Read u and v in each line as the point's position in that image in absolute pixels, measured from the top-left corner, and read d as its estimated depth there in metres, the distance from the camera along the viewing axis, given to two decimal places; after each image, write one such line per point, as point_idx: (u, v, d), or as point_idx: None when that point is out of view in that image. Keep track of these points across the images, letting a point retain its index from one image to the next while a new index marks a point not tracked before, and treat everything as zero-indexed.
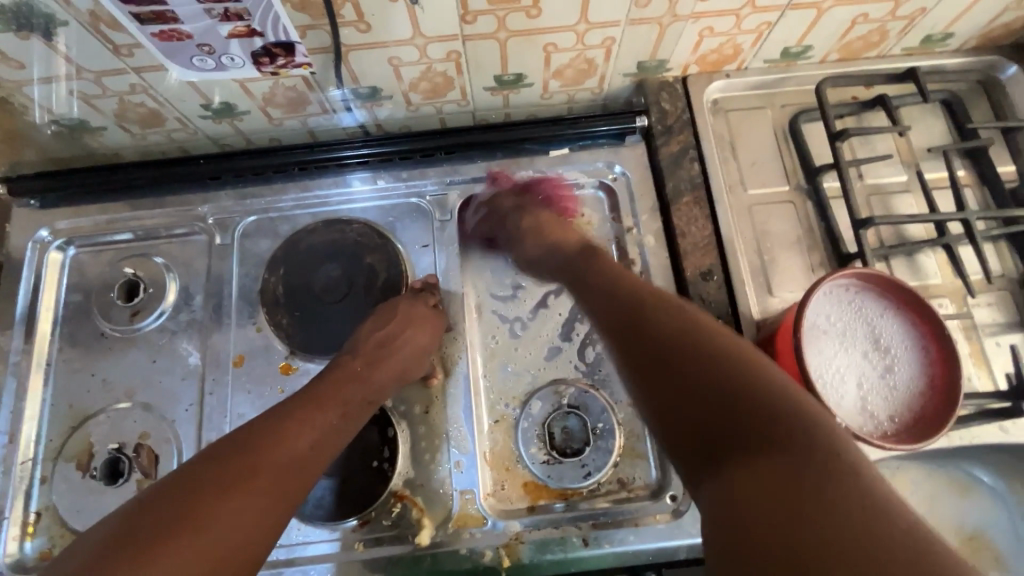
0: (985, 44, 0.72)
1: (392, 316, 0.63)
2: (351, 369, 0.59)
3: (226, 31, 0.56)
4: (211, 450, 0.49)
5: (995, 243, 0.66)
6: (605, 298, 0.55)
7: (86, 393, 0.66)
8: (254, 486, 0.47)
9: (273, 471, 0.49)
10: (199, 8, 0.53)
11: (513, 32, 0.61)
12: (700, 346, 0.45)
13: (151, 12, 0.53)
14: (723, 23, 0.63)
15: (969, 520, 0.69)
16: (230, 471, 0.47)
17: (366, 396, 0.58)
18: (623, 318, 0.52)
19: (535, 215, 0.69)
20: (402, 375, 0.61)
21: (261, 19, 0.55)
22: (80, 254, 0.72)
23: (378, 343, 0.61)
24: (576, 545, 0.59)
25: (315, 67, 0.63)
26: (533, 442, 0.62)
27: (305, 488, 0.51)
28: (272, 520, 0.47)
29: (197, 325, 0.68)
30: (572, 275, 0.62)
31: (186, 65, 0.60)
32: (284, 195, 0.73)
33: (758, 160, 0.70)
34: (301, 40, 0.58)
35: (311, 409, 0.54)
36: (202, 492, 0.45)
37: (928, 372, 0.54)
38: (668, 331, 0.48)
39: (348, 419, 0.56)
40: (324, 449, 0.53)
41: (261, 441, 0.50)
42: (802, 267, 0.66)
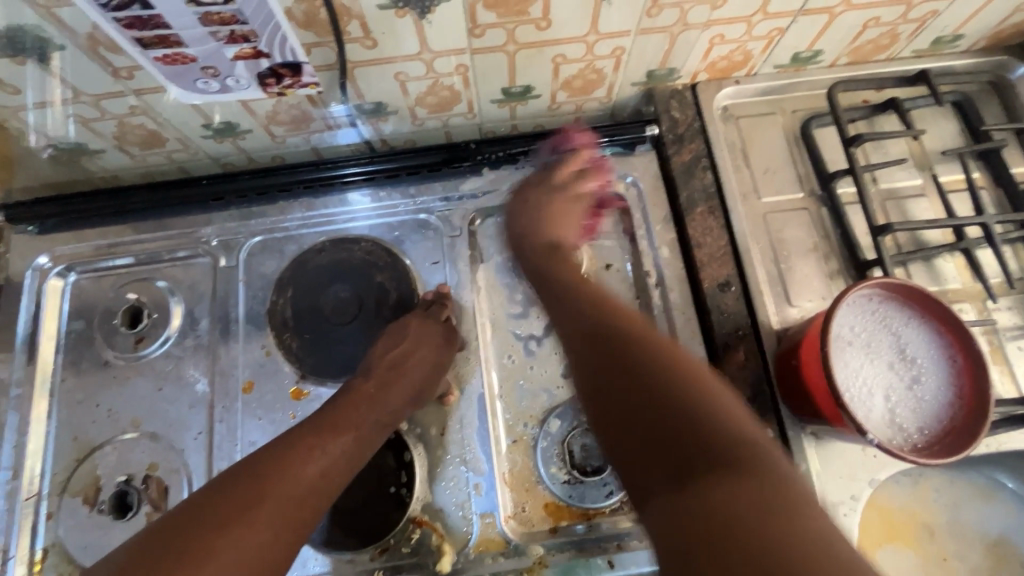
0: (995, 45, 0.72)
1: (403, 335, 0.61)
2: (363, 392, 0.57)
3: (231, 53, 0.54)
4: (219, 481, 0.48)
5: (1013, 245, 0.66)
6: (563, 305, 0.54)
7: (91, 425, 0.64)
8: (258, 517, 0.46)
9: (280, 500, 0.48)
10: (204, 31, 0.52)
11: (522, 44, 0.60)
12: (665, 361, 0.44)
13: (154, 36, 0.52)
14: (734, 31, 0.62)
15: (993, 526, 0.68)
16: (235, 501, 0.46)
17: (380, 418, 0.57)
18: (579, 332, 0.50)
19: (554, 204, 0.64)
20: (417, 396, 0.60)
21: (268, 40, 0.54)
22: (81, 280, 0.70)
23: (390, 363, 0.60)
24: (600, 567, 0.57)
25: (323, 86, 0.61)
26: (553, 461, 0.61)
27: (314, 517, 0.50)
28: (276, 552, 0.46)
29: (204, 349, 0.66)
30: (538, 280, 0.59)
31: (189, 87, 0.59)
32: (289, 215, 0.71)
33: (770, 167, 0.69)
34: (308, 59, 0.57)
35: (324, 435, 0.53)
36: (204, 526, 0.44)
37: (956, 382, 0.53)
38: (628, 340, 0.47)
39: (361, 444, 0.55)
40: (335, 477, 0.52)
41: (269, 470, 0.49)
42: (821, 275, 0.65)
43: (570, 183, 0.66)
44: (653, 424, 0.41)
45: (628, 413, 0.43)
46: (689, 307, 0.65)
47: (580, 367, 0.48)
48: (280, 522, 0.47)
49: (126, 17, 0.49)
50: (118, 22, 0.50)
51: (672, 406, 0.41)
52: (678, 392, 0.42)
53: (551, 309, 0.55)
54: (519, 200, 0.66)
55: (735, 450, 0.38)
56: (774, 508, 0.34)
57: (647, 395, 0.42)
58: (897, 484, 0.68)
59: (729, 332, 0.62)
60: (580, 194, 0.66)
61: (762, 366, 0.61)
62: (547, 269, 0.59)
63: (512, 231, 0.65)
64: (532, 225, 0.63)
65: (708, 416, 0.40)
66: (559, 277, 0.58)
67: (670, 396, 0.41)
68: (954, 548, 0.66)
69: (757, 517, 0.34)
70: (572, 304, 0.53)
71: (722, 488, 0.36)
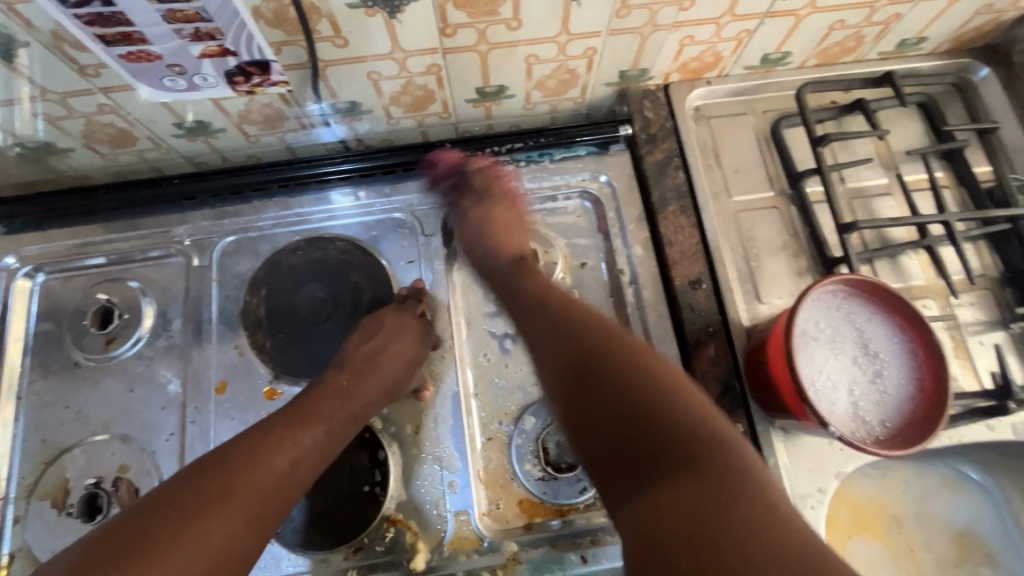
0: (958, 47, 0.74)
1: (378, 328, 0.62)
2: (336, 384, 0.57)
3: (198, 51, 0.54)
4: (187, 472, 0.48)
5: (974, 243, 0.68)
6: (536, 314, 0.55)
7: (60, 427, 0.64)
8: (224, 509, 0.46)
9: (248, 492, 0.47)
10: (168, 28, 0.51)
11: (493, 44, 0.60)
12: (630, 366, 0.46)
13: (118, 34, 0.51)
14: (703, 32, 0.63)
15: (959, 517, 0.69)
16: (200, 494, 0.46)
17: (353, 410, 0.57)
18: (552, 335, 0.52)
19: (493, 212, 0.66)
20: (391, 389, 0.60)
21: (234, 38, 0.53)
22: (50, 280, 0.69)
23: (364, 356, 0.59)
24: (574, 563, 0.58)
25: (292, 84, 0.61)
26: (527, 458, 0.61)
27: (283, 509, 0.50)
28: (246, 543, 0.46)
29: (176, 350, 0.66)
30: (508, 293, 0.61)
31: (156, 85, 0.58)
32: (263, 214, 0.71)
33: (741, 167, 0.70)
34: (276, 58, 0.57)
35: (294, 427, 0.53)
36: (171, 516, 0.44)
37: (917, 375, 0.54)
38: (598, 346, 0.49)
39: (333, 436, 0.55)
40: (305, 469, 0.52)
41: (239, 462, 0.49)
42: (790, 273, 0.66)
43: (498, 195, 0.68)
44: (620, 429, 0.43)
45: (595, 419, 0.45)
46: (661, 304, 0.66)
47: (552, 373, 0.50)
48: (249, 514, 0.47)
49: (87, 13, 0.49)
50: (79, 19, 0.49)
51: (636, 411, 0.43)
52: (642, 398, 0.44)
53: (523, 318, 0.57)
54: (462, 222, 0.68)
55: (693, 453, 0.40)
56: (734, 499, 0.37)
57: (613, 402, 0.44)
58: (866, 477, 0.69)
59: (701, 329, 0.63)
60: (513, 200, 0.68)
61: (732, 362, 0.62)
62: (518, 277, 0.61)
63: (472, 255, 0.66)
64: (489, 245, 0.64)
65: (672, 417, 0.42)
66: (531, 285, 0.60)
67: (637, 400, 0.44)
68: (922, 539, 0.68)
69: (718, 507, 0.37)
70: (547, 311, 0.55)
71: (686, 480, 0.39)
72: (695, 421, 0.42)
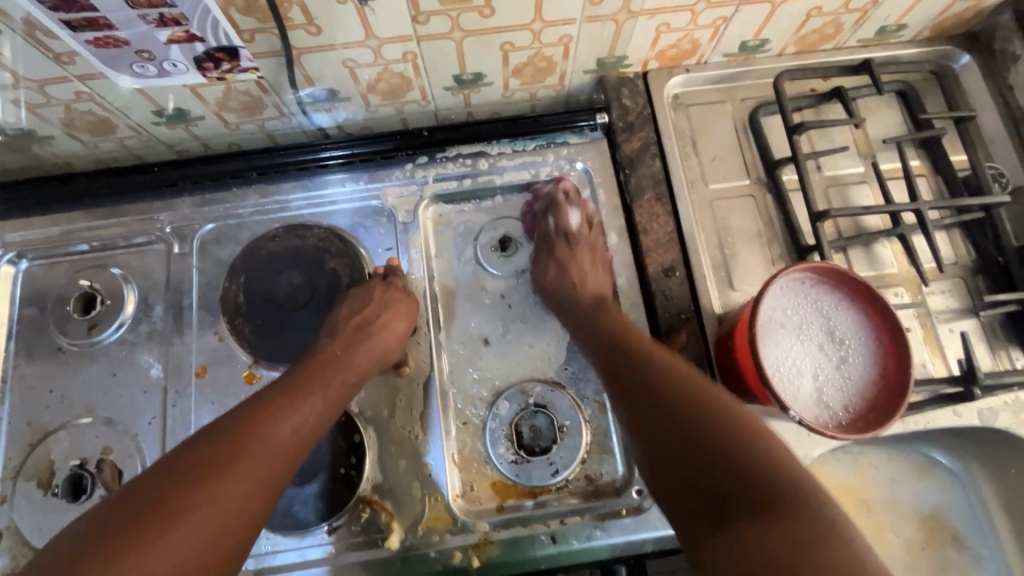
0: (939, 34, 0.73)
1: (368, 300, 0.62)
2: (329, 353, 0.58)
3: (164, 37, 0.55)
4: (191, 441, 0.48)
5: (948, 231, 0.68)
6: (613, 364, 0.56)
7: (45, 410, 0.65)
8: (234, 474, 0.46)
9: (256, 457, 0.48)
10: (133, 13, 0.52)
11: (468, 31, 0.60)
12: (722, 419, 0.46)
13: (83, 19, 0.52)
14: (678, 19, 0.63)
15: (927, 500, 0.71)
16: (207, 460, 0.46)
17: (348, 378, 0.57)
18: (624, 371, 0.54)
19: (562, 251, 0.67)
20: (382, 358, 0.60)
21: (200, 24, 0.54)
22: (34, 267, 0.70)
23: (356, 326, 0.60)
24: (544, 543, 0.59)
25: (262, 71, 0.61)
26: (501, 442, 0.62)
27: (289, 474, 0.50)
28: (256, 504, 0.47)
29: (158, 336, 0.67)
30: (585, 329, 0.61)
31: (127, 71, 0.59)
32: (243, 202, 0.71)
33: (718, 155, 0.71)
34: (244, 44, 0.57)
35: (292, 396, 0.53)
36: (180, 483, 0.44)
37: (882, 361, 0.55)
38: (683, 399, 0.49)
39: (332, 402, 0.55)
40: (306, 436, 0.52)
41: (241, 430, 0.49)
42: (763, 260, 0.67)
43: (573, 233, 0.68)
44: (695, 482, 0.44)
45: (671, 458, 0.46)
46: (635, 291, 0.67)
47: (631, 418, 0.51)
48: (259, 477, 0.48)
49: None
50: (43, 5, 0.50)
51: (721, 459, 0.43)
52: (723, 449, 0.44)
53: (603, 365, 0.57)
54: (541, 251, 0.68)
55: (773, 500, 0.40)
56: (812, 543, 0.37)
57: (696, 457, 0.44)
58: (837, 462, 0.70)
59: (672, 315, 0.64)
60: (594, 240, 0.68)
61: (704, 348, 0.63)
62: (592, 321, 0.61)
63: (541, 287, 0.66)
64: (562, 286, 0.65)
65: (749, 460, 0.43)
66: (605, 329, 0.59)
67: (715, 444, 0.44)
68: (890, 522, 0.69)
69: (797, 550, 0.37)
70: (620, 360, 0.55)
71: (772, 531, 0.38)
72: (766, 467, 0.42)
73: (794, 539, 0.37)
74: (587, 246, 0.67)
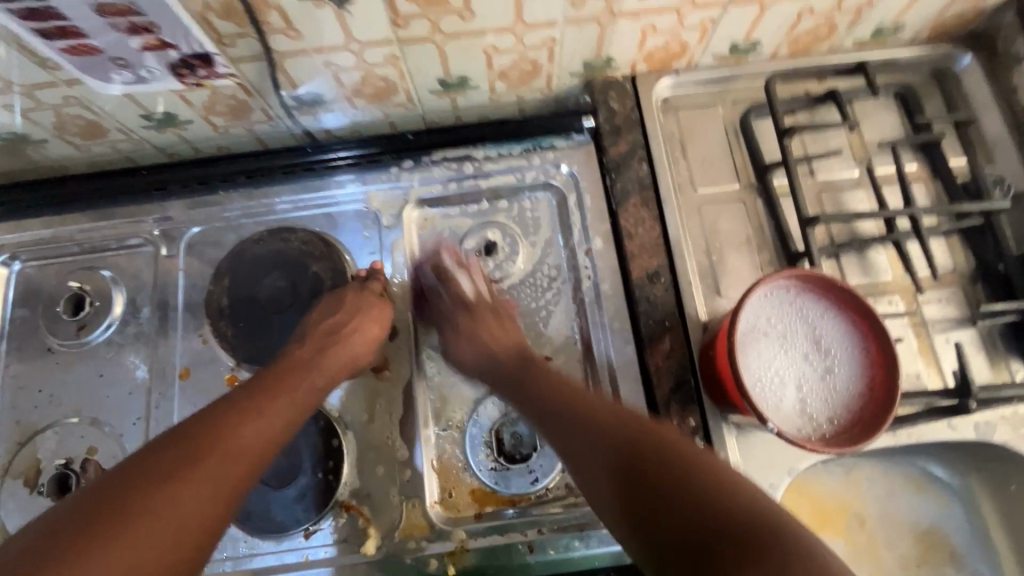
0: (939, 34, 0.71)
1: (340, 305, 0.63)
2: (298, 359, 0.58)
3: (137, 44, 0.55)
4: (157, 441, 0.48)
5: (946, 238, 0.66)
6: (539, 407, 0.57)
7: (33, 410, 0.66)
8: (197, 475, 0.46)
9: (220, 457, 0.48)
10: (103, 22, 0.52)
11: (449, 35, 0.60)
12: (670, 459, 0.47)
13: (54, 28, 0.52)
14: (664, 21, 0.62)
15: (923, 516, 0.68)
16: (170, 461, 0.46)
17: (315, 382, 0.58)
18: (555, 414, 0.55)
19: (471, 316, 0.65)
20: (353, 362, 0.61)
21: (172, 32, 0.54)
22: (27, 267, 0.72)
23: (327, 330, 0.61)
24: (521, 553, 0.58)
25: (238, 77, 0.62)
26: (480, 449, 0.62)
27: (255, 475, 0.50)
28: (219, 505, 0.47)
29: (145, 337, 0.68)
30: (505, 381, 0.61)
31: (103, 78, 0.59)
32: (231, 205, 0.72)
33: (708, 159, 0.69)
34: (218, 51, 0.57)
35: (258, 400, 0.53)
36: (142, 482, 0.45)
37: (868, 371, 0.53)
38: (618, 436, 0.51)
39: (299, 407, 0.56)
40: (274, 439, 0.53)
41: (207, 432, 0.49)
42: (751, 267, 0.65)
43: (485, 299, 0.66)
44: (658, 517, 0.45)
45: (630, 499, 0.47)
46: (619, 297, 0.66)
47: (578, 467, 0.52)
48: (223, 478, 0.48)
49: (20, 9, 0.50)
50: (14, 14, 0.50)
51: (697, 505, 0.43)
52: (670, 481, 0.46)
53: (526, 406, 0.58)
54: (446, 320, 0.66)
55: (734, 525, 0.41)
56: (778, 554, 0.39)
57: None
58: (829, 474, 0.68)
59: (656, 322, 0.63)
60: (500, 302, 0.67)
61: (687, 356, 0.62)
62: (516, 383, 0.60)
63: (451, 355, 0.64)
64: (478, 352, 0.62)
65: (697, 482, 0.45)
66: (573, 404, 0.55)
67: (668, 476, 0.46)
68: (884, 537, 0.67)
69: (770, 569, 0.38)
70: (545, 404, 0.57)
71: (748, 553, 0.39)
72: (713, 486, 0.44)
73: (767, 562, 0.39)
74: (504, 312, 0.66)
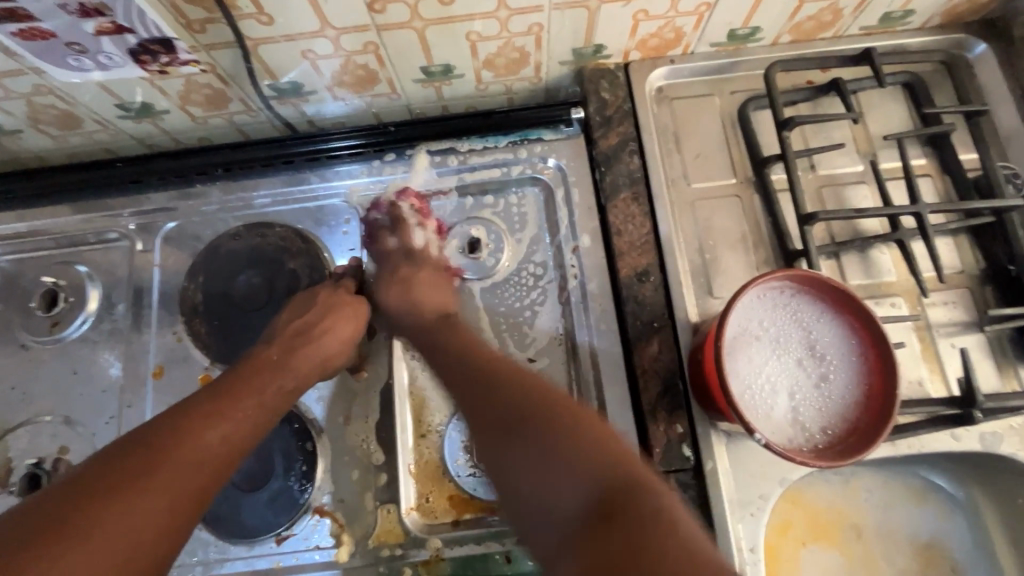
0: (952, 21, 0.67)
1: (311, 304, 0.60)
2: (266, 358, 0.55)
3: (90, 28, 0.53)
4: (109, 449, 0.45)
5: (954, 237, 0.62)
6: (452, 368, 0.54)
7: (6, 407, 0.64)
8: (150, 485, 0.43)
9: (176, 466, 0.45)
10: (52, 4, 0.50)
11: (429, 20, 0.57)
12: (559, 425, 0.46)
13: (1, 10, 0.50)
14: (657, 6, 0.59)
15: (924, 528, 0.65)
16: (121, 471, 0.43)
17: (284, 385, 0.54)
18: (459, 377, 0.53)
19: (407, 267, 0.63)
20: (324, 363, 0.58)
21: (125, 16, 0.51)
22: (3, 261, 0.70)
23: (296, 330, 0.58)
24: (499, 563, 0.56)
25: (205, 63, 0.59)
26: (459, 453, 0.59)
27: (216, 484, 0.47)
28: (174, 518, 0.43)
29: (119, 334, 0.66)
30: (424, 341, 0.58)
31: (61, 65, 0.57)
32: (209, 198, 0.70)
33: (703, 152, 0.66)
34: (178, 36, 0.55)
35: (221, 403, 0.50)
36: (88, 495, 0.41)
37: (866, 379, 0.50)
38: (513, 398, 0.49)
39: (265, 410, 0.52)
40: (238, 445, 0.49)
41: (164, 438, 0.46)
42: (746, 266, 0.62)
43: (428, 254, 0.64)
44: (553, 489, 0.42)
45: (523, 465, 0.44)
46: (607, 297, 0.63)
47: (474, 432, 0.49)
48: (180, 488, 0.44)
49: None
50: None
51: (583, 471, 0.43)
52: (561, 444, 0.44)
53: (440, 365, 0.55)
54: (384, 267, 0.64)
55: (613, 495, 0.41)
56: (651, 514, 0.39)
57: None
58: (826, 483, 0.65)
59: (644, 324, 0.60)
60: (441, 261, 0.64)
61: (677, 359, 0.59)
62: (434, 336, 0.58)
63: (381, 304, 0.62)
64: (406, 307, 0.61)
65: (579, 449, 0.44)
66: (472, 365, 0.54)
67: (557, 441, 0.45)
68: (882, 550, 0.64)
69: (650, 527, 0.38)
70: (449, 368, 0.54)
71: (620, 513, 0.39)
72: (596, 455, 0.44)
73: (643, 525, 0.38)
74: (444, 273, 0.64)
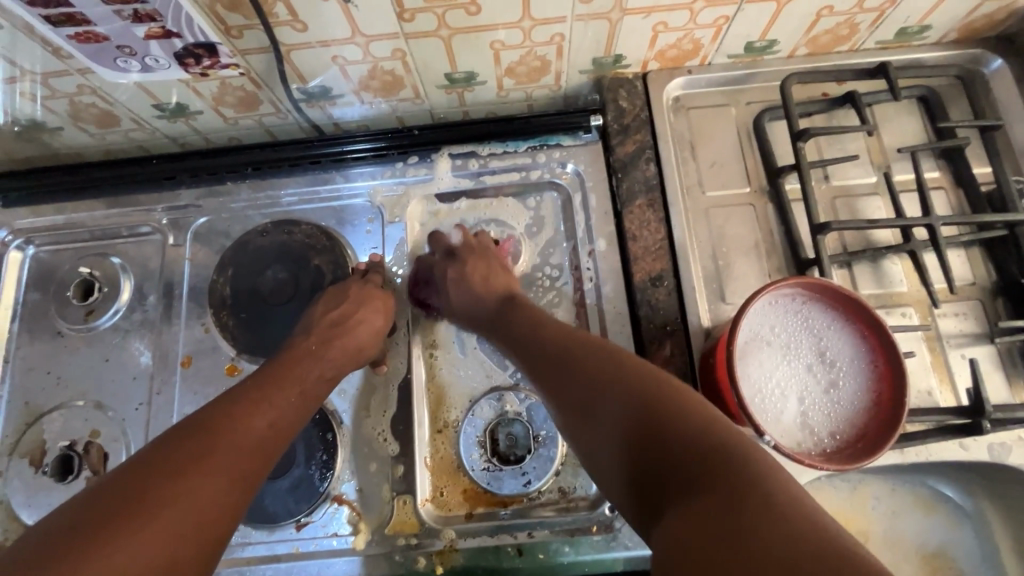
0: (968, 37, 0.68)
1: (344, 297, 0.63)
2: (305, 348, 0.58)
3: (141, 32, 0.56)
4: (164, 437, 0.47)
5: (966, 249, 0.63)
6: (527, 333, 0.57)
7: (42, 391, 0.67)
8: (210, 467, 0.45)
9: (231, 449, 0.47)
10: (108, 9, 0.53)
11: (455, 29, 0.59)
12: (642, 386, 0.45)
13: (61, 14, 0.53)
14: (677, 18, 0.60)
15: (932, 537, 0.66)
16: (182, 455, 0.45)
17: (324, 371, 0.58)
18: (537, 344, 0.56)
19: (471, 263, 0.65)
20: (354, 356, 0.60)
21: (174, 20, 0.54)
22: (41, 252, 0.73)
23: (332, 321, 0.61)
24: (510, 555, 0.58)
25: (242, 67, 0.62)
26: (473, 448, 0.61)
27: (266, 466, 0.50)
28: (234, 496, 0.46)
29: (149, 324, 0.69)
30: (493, 330, 0.61)
31: (110, 66, 0.60)
32: (238, 196, 0.72)
33: (718, 161, 0.68)
34: (222, 41, 0.57)
35: (266, 391, 0.53)
36: (154, 477, 0.43)
37: (876, 387, 0.51)
38: (588, 362, 0.50)
39: (305, 399, 0.55)
40: (282, 430, 0.52)
41: (216, 424, 0.48)
42: (758, 273, 0.64)
43: (477, 240, 0.68)
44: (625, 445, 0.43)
45: (597, 427, 0.46)
46: (621, 300, 0.65)
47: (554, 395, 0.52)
48: (236, 468, 0.47)
49: None
50: None
51: (661, 433, 0.41)
52: (637, 399, 0.44)
53: (512, 339, 0.59)
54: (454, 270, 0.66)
55: (702, 460, 0.38)
56: (747, 493, 0.35)
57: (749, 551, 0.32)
58: (833, 489, 0.66)
59: (657, 327, 0.62)
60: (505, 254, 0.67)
61: (687, 362, 0.61)
62: (503, 319, 0.61)
63: (453, 306, 0.65)
64: (469, 296, 0.63)
65: (662, 410, 0.42)
66: (547, 334, 0.56)
67: (638, 399, 0.44)
68: (889, 557, 0.65)
69: (732, 512, 0.34)
70: (532, 331, 0.57)
71: (709, 493, 0.36)
72: (683, 423, 0.41)
73: (736, 504, 0.35)
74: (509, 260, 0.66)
